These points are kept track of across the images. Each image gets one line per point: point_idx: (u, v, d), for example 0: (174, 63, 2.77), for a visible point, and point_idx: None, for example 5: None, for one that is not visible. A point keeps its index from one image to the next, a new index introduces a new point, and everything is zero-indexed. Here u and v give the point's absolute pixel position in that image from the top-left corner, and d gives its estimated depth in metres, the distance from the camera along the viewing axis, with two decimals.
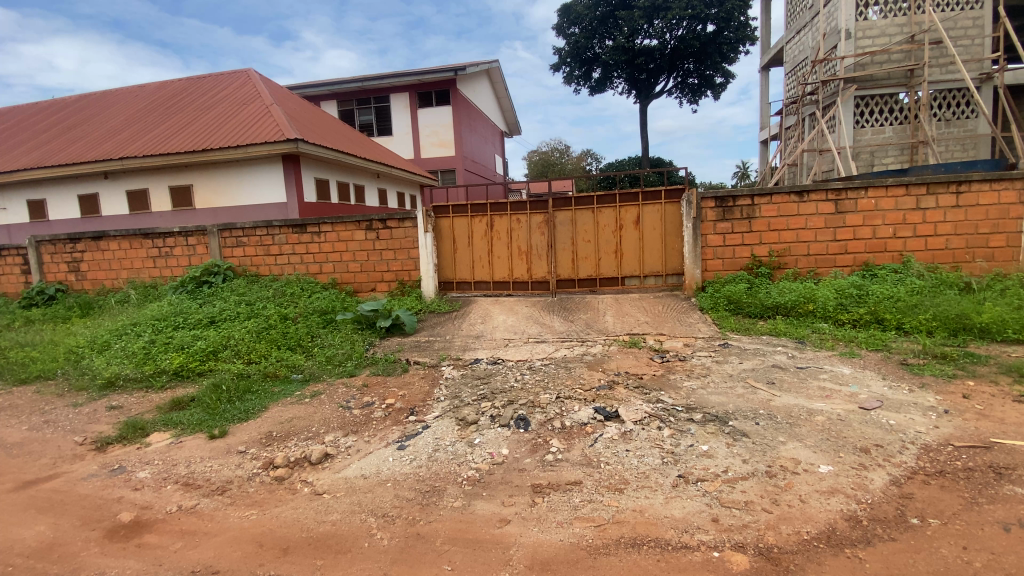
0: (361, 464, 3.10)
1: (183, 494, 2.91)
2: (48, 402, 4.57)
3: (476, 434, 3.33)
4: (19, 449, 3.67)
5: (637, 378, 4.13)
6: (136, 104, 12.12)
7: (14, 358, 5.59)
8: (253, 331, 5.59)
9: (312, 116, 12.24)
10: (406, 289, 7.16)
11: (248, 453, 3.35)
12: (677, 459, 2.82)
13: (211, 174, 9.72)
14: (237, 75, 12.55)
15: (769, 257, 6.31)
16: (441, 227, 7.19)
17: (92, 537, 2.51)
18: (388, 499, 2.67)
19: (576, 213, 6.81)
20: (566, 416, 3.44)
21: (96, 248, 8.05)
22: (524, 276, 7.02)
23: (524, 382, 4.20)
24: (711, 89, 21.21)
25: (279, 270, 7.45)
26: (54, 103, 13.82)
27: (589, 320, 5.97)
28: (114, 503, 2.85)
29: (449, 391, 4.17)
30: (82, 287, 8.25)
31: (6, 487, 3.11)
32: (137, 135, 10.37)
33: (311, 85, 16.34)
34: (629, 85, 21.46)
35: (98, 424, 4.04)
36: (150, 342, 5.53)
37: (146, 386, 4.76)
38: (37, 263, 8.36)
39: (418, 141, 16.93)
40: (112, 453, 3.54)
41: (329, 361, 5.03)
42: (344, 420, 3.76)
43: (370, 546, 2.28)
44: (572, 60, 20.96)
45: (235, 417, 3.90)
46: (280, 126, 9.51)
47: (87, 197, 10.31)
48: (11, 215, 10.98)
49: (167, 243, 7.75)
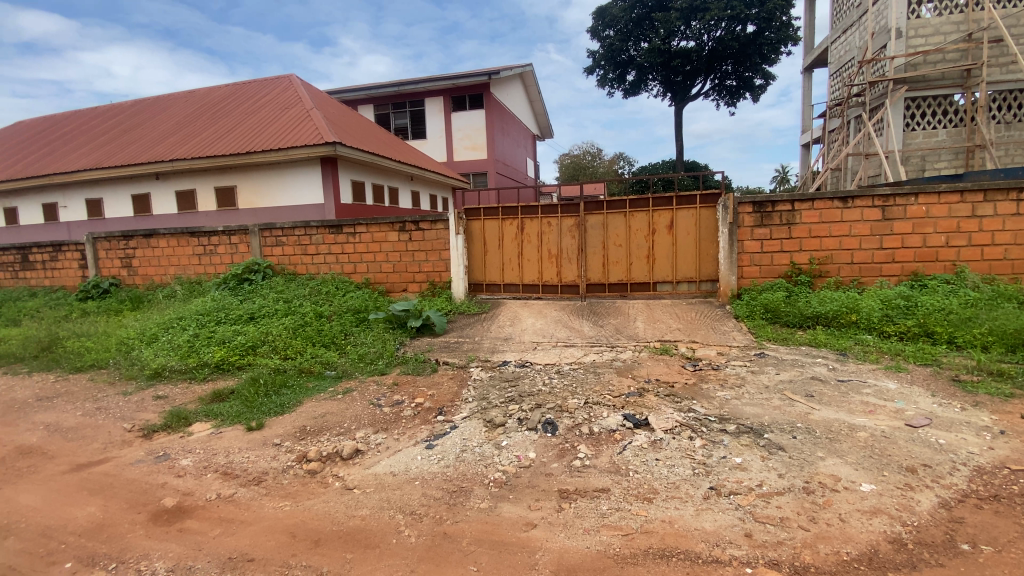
0: (390, 462, 3.15)
1: (222, 483, 3.03)
2: (100, 389, 4.85)
3: (503, 436, 3.34)
4: (74, 433, 3.89)
5: (668, 386, 4.03)
6: (186, 109, 12.70)
7: (71, 347, 5.95)
8: (290, 328, 5.76)
9: (350, 120, 12.60)
10: (437, 290, 7.23)
11: (284, 446, 3.46)
12: (708, 471, 2.75)
13: (253, 176, 10.09)
14: (280, 81, 13.02)
15: (809, 265, 6.09)
16: (471, 229, 7.26)
17: (138, 520, 2.64)
18: (416, 498, 2.69)
19: (608, 216, 6.75)
20: (594, 422, 3.41)
21: (147, 245, 8.47)
22: (553, 280, 7.00)
23: (552, 386, 4.18)
24: (749, 91, 20.74)
25: (315, 269, 7.67)
26: (114, 107, 14.66)
27: (619, 326, 5.89)
28: (159, 488, 2.99)
29: (477, 392, 4.19)
30: (133, 281, 8.72)
31: (63, 469, 3.31)
32: (187, 138, 10.86)
33: (349, 89, 16.76)
34: (665, 87, 21.15)
35: (146, 412, 4.25)
36: (194, 335, 5.79)
37: (190, 377, 5.00)
38: (94, 259, 8.86)
39: (452, 144, 17.15)
40: (158, 440, 3.72)
41: (361, 358, 5.15)
42: (374, 417, 3.84)
43: (399, 542, 2.31)
44: (606, 63, 20.86)
45: (271, 411, 4.04)
46: (320, 130, 9.82)
47: (140, 197, 10.89)
48: (71, 212, 11.69)
49: (211, 241, 8.08)
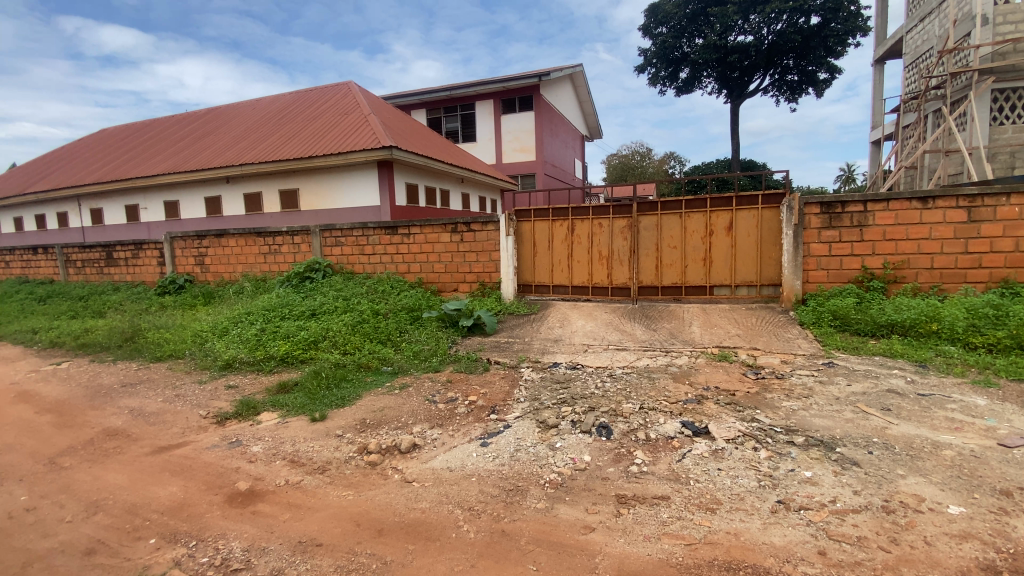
0: (447, 457, 3.22)
1: (289, 470, 3.19)
2: (179, 377, 5.23)
3: (557, 438, 3.33)
4: (156, 417, 4.22)
5: (729, 395, 3.89)
6: (254, 117, 13.49)
7: (152, 338, 6.45)
8: (349, 324, 6.00)
9: (405, 124, 12.97)
10: (486, 290, 7.30)
11: (345, 437, 3.60)
12: (775, 484, 2.63)
13: (315, 179, 10.57)
14: (339, 88, 13.58)
15: (883, 270, 5.71)
16: (521, 231, 7.29)
17: (215, 502, 2.83)
18: (473, 494, 2.74)
19: (663, 217, 6.59)
20: (650, 429, 3.34)
21: (218, 244, 9.05)
22: (604, 282, 6.92)
23: (605, 389, 4.13)
24: (812, 86, 19.70)
25: (371, 268, 7.94)
26: (190, 115, 15.76)
27: (674, 330, 5.74)
28: (233, 472, 3.19)
29: (529, 393, 4.21)
30: (205, 278, 9.34)
31: (147, 450, 3.59)
32: (254, 144, 11.53)
33: (403, 94, 17.26)
34: (720, 84, 20.45)
35: (219, 401, 4.55)
36: (261, 329, 6.14)
37: (258, 369, 5.30)
38: (171, 256, 9.56)
39: (501, 146, 17.29)
40: (231, 427, 3.97)
41: (416, 355, 5.29)
42: (430, 413, 3.94)
43: (458, 537, 2.35)
44: (659, 60, 20.42)
45: (333, 403, 4.23)
46: (377, 134, 10.18)
47: (212, 199, 11.65)
48: (151, 213, 12.65)
49: (276, 241, 8.52)
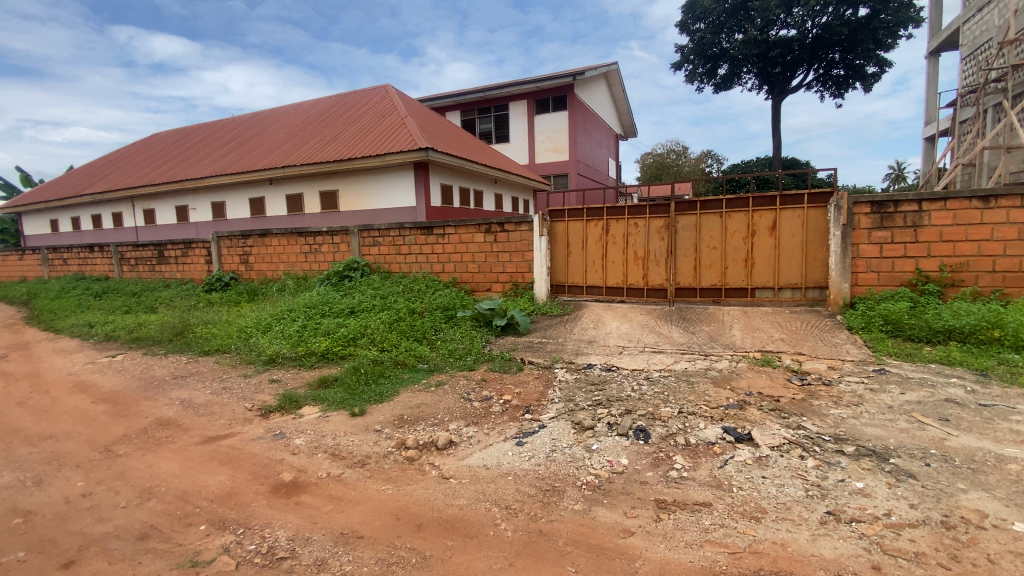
0: (483, 455, 3.24)
1: (330, 463, 3.28)
2: (226, 371, 5.47)
3: (594, 440, 3.30)
4: (206, 409, 4.42)
5: (773, 401, 3.77)
6: (295, 120, 13.96)
7: (201, 332, 6.75)
8: (386, 322, 6.12)
9: (440, 126, 13.14)
10: (520, 290, 7.30)
11: (383, 433, 3.68)
12: (824, 494, 2.53)
13: (353, 180, 10.84)
14: (377, 91, 13.90)
15: (939, 272, 5.42)
16: (555, 231, 7.26)
17: (261, 491, 2.94)
18: (510, 493, 2.75)
19: (702, 217, 6.44)
20: (690, 433, 3.27)
21: (261, 244, 9.40)
22: (639, 283, 6.81)
23: (642, 392, 4.07)
24: (860, 81, 18.83)
25: (407, 268, 8.09)
26: (235, 120, 16.43)
27: (713, 333, 5.60)
28: (277, 463, 3.31)
29: (564, 394, 4.19)
30: (249, 276, 9.72)
31: (198, 440, 3.77)
32: (296, 147, 11.93)
33: (438, 96, 17.50)
34: (761, 80, 19.82)
35: (263, 394, 4.72)
36: (302, 326, 6.35)
37: (300, 364, 5.47)
38: (218, 255, 9.99)
39: (534, 146, 17.27)
40: (275, 419, 4.12)
41: (450, 354, 5.35)
42: (465, 411, 3.97)
43: (496, 535, 2.37)
44: (696, 57, 19.97)
45: (371, 399, 4.32)
46: (413, 136, 10.37)
47: (257, 201, 12.11)
48: (199, 214, 13.25)
49: (316, 240, 8.79)
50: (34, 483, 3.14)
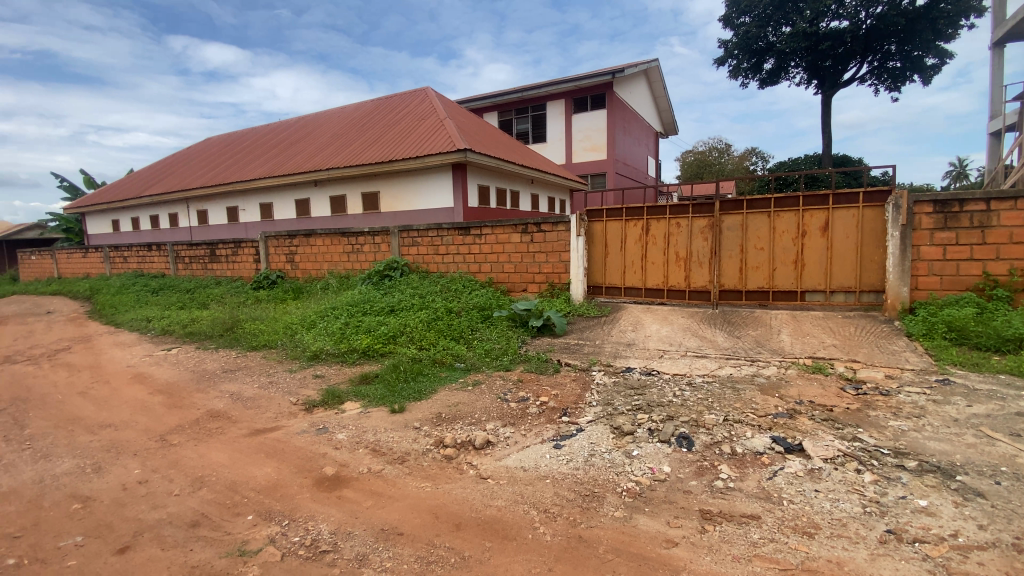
0: (520, 456, 3.22)
1: (371, 459, 3.34)
2: (273, 366, 5.67)
3: (634, 445, 3.22)
4: (253, 402, 4.60)
5: (825, 410, 3.59)
6: (338, 124, 14.37)
7: (249, 328, 7.04)
8: (424, 321, 6.20)
9: (478, 127, 13.23)
10: (556, 291, 7.24)
11: (422, 430, 3.72)
12: (884, 512, 2.38)
13: (394, 182, 11.06)
14: (417, 94, 14.13)
15: (1010, 276, 5.05)
16: (593, 231, 7.17)
17: (305, 484, 3.02)
18: (549, 496, 2.72)
19: (748, 217, 6.22)
20: (736, 442, 3.15)
21: (306, 243, 9.72)
22: (681, 284, 6.63)
23: (684, 398, 3.96)
24: (918, 74, 17.70)
25: (444, 268, 8.17)
26: (282, 124, 17.08)
27: (759, 338, 5.39)
28: (321, 457, 3.40)
29: (602, 397, 4.13)
30: (294, 275, 10.07)
31: (246, 432, 3.92)
32: (340, 150, 12.28)
33: (476, 97, 17.65)
34: (810, 74, 18.97)
35: (307, 389, 4.87)
36: (344, 324, 6.51)
37: (342, 360, 5.62)
38: (266, 254, 10.39)
39: (572, 146, 17.15)
40: (318, 414, 4.23)
41: (487, 354, 5.36)
42: (502, 411, 3.97)
43: (534, 538, 2.34)
44: (740, 51, 19.26)
45: (410, 396, 4.38)
46: (452, 138, 10.49)
47: (302, 202, 12.55)
48: (249, 215, 13.84)
49: (358, 240, 9.01)
50: (96, 469, 3.34)
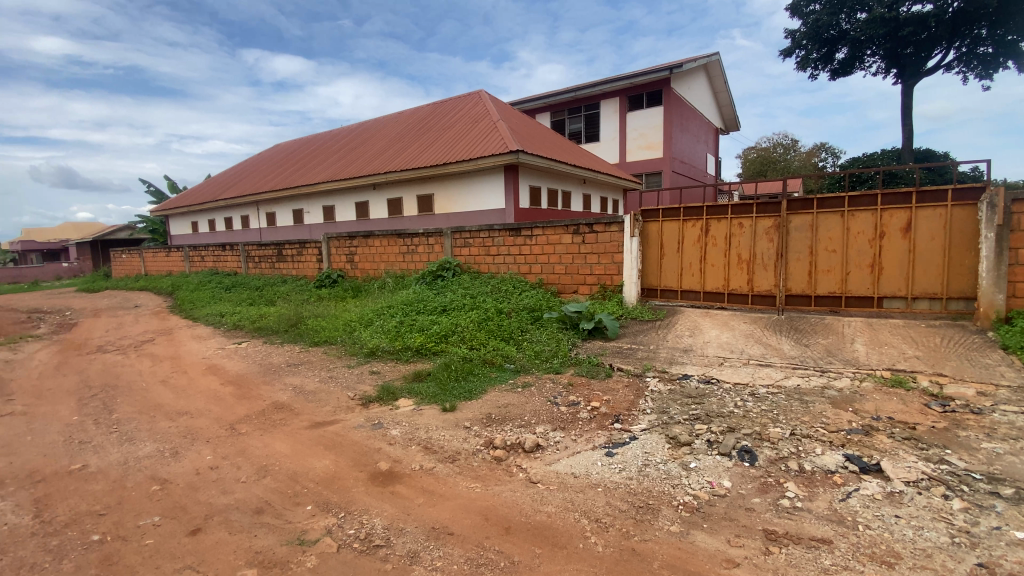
0: (571, 462, 3.17)
1: (423, 456, 3.39)
2: (332, 361, 5.91)
3: (691, 457, 3.08)
4: (314, 395, 4.81)
5: (906, 428, 3.29)
6: (396, 129, 14.84)
7: (311, 325, 7.38)
8: (475, 321, 6.26)
9: (531, 128, 13.24)
10: (608, 293, 7.09)
11: (473, 430, 3.74)
12: (976, 543, 2.14)
13: (447, 184, 11.26)
14: (471, 97, 14.33)
15: None
16: (648, 232, 6.97)
17: (360, 478, 3.11)
18: (601, 505, 2.64)
19: (818, 217, 5.83)
20: (804, 459, 2.95)
21: (365, 244, 10.09)
22: (742, 288, 6.32)
23: (746, 409, 3.75)
24: (1014, 59, 15.97)
25: (495, 268, 8.22)
26: (344, 130, 17.86)
27: (830, 347, 5.03)
28: (376, 452, 3.49)
29: (657, 405, 3.99)
30: (353, 274, 10.47)
31: (307, 424, 4.10)
32: (397, 154, 12.67)
33: (529, 98, 17.68)
34: (888, 63, 17.63)
35: (364, 384, 5.04)
36: (399, 322, 6.69)
37: (397, 358, 5.77)
38: (327, 254, 10.88)
39: (626, 145, 16.79)
40: (373, 409, 4.36)
41: (537, 355, 5.33)
42: (552, 415, 3.91)
43: (585, 548, 2.28)
44: (809, 41, 18.15)
45: (461, 395, 4.43)
46: (504, 139, 10.55)
47: (361, 205, 13.05)
48: (313, 217, 14.55)
49: (413, 242, 9.25)
50: (173, 453, 3.60)
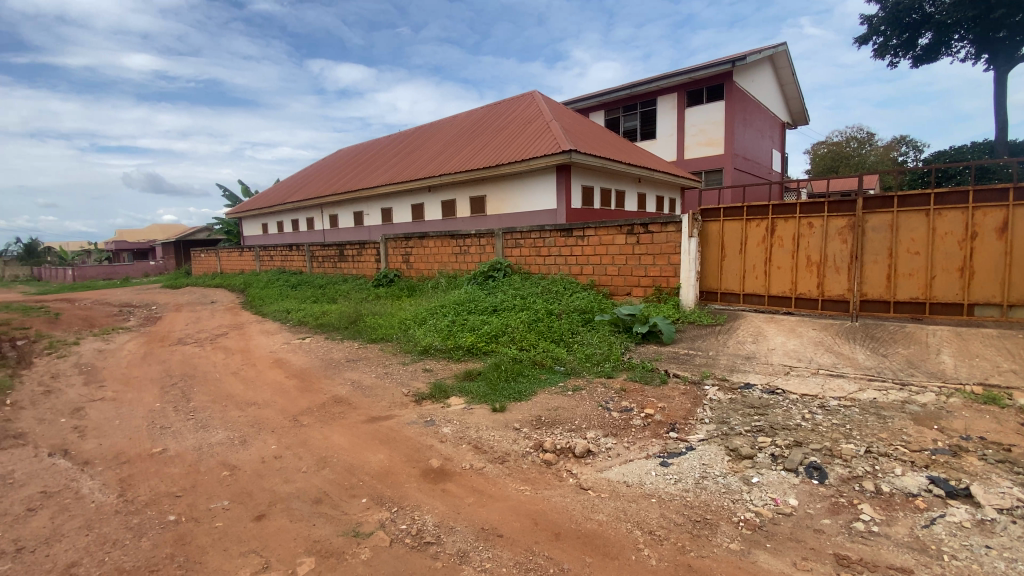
0: (623, 470, 3.08)
1: (473, 455, 3.41)
2: (387, 358, 6.10)
3: (753, 472, 2.91)
4: (371, 390, 4.98)
5: (1002, 450, 2.96)
6: (451, 132, 15.13)
7: (368, 322, 7.65)
8: (526, 322, 6.25)
9: (584, 127, 13.08)
10: (663, 296, 6.86)
11: (522, 432, 3.72)
12: None
13: (500, 185, 11.34)
14: (524, 98, 14.35)
15: None
16: (707, 232, 6.68)
17: (413, 474, 3.17)
18: (655, 517, 2.55)
19: (898, 216, 5.37)
20: (881, 479, 2.71)
21: (420, 245, 10.34)
22: (811, 292, 5.93)
23: (814, 423, 3.50)
24: None
25: (546, 269, 8.18)
26: (401, 134, 18.42)
27: (911, 358, 4.62)
28: (427, 449, 3.55)
29: (715, 414, 3.81)
30: (409, 273, 10.76)
31: (363, 418, 4.24)
32: (451, 156, 12.91)
33: (583, 97, 17.50)
34: (980, 47, 16.01)
35: (417, 381, 5.16)
36: (451, 321, 6.81)
37: (449, 356, 5.86)
38: (385, 254, 11.25)
39: (684, 142, 16.24)
40: (426, 406, 4.45)
41: (588, 358, 5.24)
42: (604, 420, 3.83)
43: (638, 560, 2.21)
44: (888, 27, 16.77)
45: (511, 396, 4.43)
46: (557, 139, 10.49)
47: (417, 206, 13.41)
48: (372, 219, 15.11)
49: (466, 243, 9.38)
50: (241, 441, 3.82)
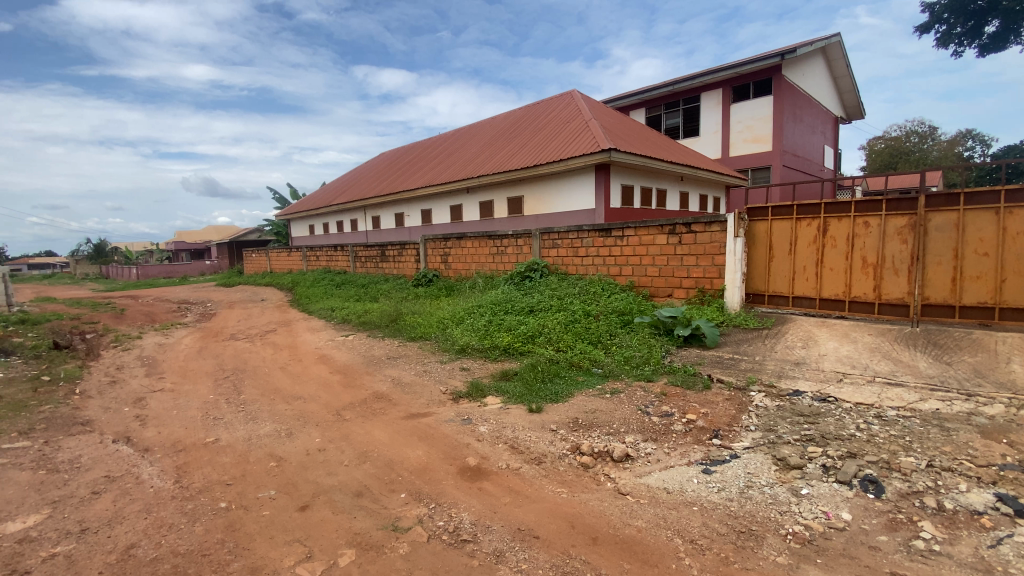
0: (663, 476, 3.00)
1: (510, 455, 3.41)
2: (426, 356, 6.20)
3: (802, 483, 2.78)
4: (410, 388, 5.07)
5: None
6: (489, 133, 15.23)
7: (408, 321, 7.80)
8: (563, 323, 6.21)
9: (624, 126, 12.88)
10: (706, 298, 6.65)
11: (559, 433, 3.69)
12: None
13: (538, 185, 11.32)
14: (562, 98, 14.28)
15: None
16: (754, 232, 6.43)
17: (450, 471, 3.21)
18: (696, 525, 2.47)
19: (966, 214, 5.01)
20: (945, 496, 2.53)
21: (458, 245, 10.46)
22: (867, 295, 5.61)
23: (869, 433, 3.31)
24: None
25: (584, 269, 8.10)
26: (441, 137, 18.71)
27: (980, 366, 4.29)
28: (464, 447, 3.57)
29: (761, 422, 3.66)
30: (447, 273, 10.91)
31: (402, 415, 4.32)
32: (489, 157, 13.00)
33: (623, 96, 17.26)
34: None
35: (455, 379, 5.23)
36: (489, 321, 6.84)
37: (486, 356, 5.90)
38: (424, 254, 11.44)
39: (728, 140, 15.72)
40: (463, 405, 4.49)
41: (626, 361, 5.15)
42: (643, 425, 3.75)
43: (678, 570, 2.15)
44: (952, 15, 15.67)
45: (548, 397, 4.41)
46: (596, 138, 10.37)
47: (456, 207, 13.58)
48: (412, 220, 15.42)
49: (503, 243, 9.41)
50: (287, 434, 3.97)
